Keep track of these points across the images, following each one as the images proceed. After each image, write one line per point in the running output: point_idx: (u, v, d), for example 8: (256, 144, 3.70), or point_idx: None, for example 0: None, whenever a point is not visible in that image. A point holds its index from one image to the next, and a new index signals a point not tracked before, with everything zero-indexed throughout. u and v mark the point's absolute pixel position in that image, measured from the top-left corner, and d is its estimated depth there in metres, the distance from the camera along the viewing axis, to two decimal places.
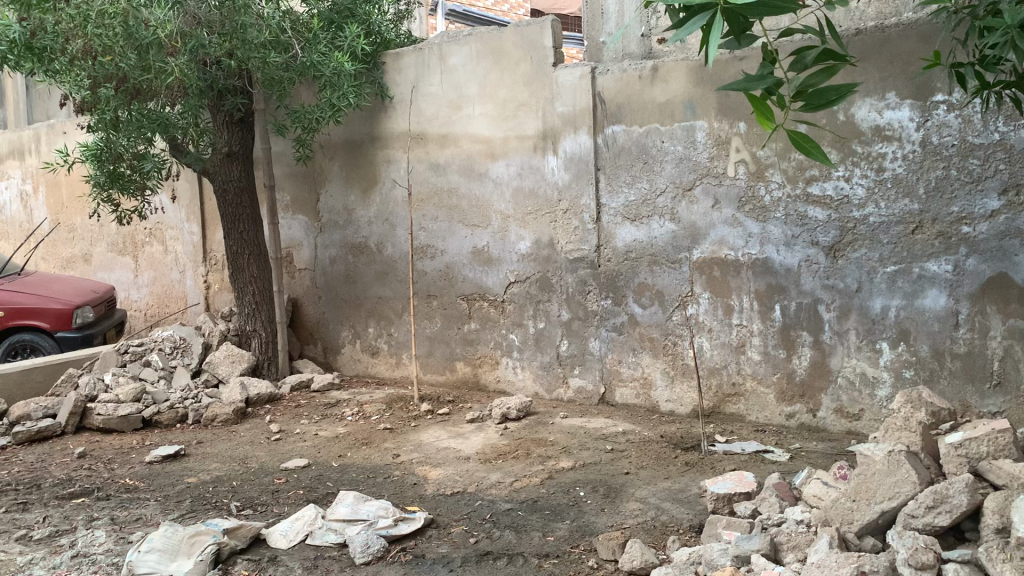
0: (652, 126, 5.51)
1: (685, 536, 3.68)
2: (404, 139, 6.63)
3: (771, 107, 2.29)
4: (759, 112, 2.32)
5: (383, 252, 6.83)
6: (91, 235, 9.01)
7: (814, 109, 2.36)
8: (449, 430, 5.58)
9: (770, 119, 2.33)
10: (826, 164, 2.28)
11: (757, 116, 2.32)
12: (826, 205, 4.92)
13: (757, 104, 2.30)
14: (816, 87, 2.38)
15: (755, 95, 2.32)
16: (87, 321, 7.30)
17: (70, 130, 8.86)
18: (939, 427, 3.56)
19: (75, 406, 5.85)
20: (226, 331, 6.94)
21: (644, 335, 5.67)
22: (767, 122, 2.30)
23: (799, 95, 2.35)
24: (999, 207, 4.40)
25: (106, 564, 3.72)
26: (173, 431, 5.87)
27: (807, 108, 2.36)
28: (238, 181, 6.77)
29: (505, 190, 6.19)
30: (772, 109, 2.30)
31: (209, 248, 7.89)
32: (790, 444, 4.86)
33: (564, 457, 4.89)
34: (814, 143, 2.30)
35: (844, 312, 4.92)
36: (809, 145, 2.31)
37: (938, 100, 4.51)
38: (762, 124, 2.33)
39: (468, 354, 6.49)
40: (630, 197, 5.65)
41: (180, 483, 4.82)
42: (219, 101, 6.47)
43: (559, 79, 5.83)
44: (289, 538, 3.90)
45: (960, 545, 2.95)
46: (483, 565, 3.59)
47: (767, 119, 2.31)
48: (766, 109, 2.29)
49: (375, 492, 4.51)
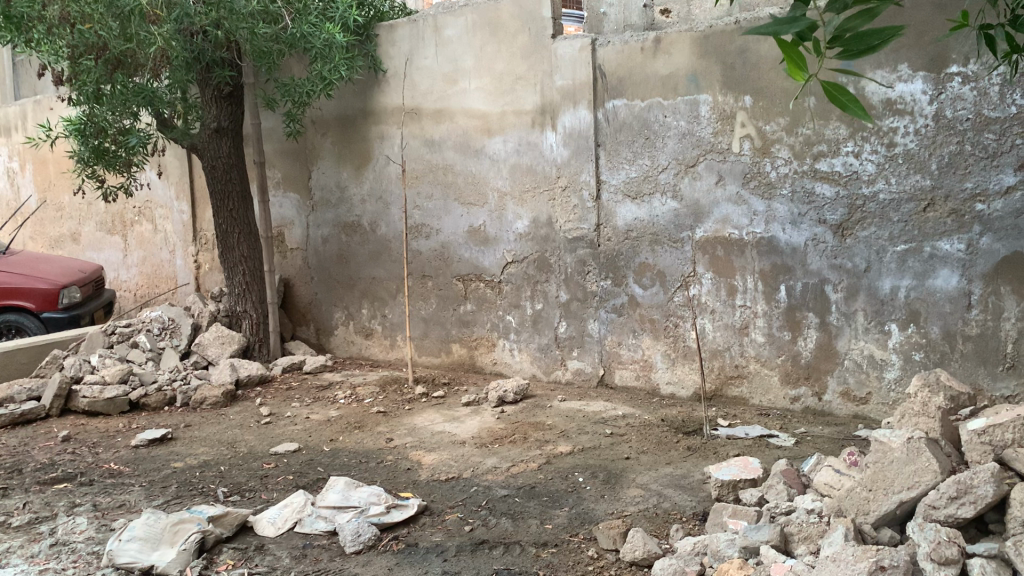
0: (654, 100, 5.32)
1: (689, 524, 3.53)
2: (397, 114, 6.43)
3: (803, 56, 2.05)
4: (790, 61, 2.08)
5: (376, 231, 6.66)
6: (79, 213, 8.80)
7: (852, 57, 2.10)
8: (444, 413, 5.43)
9: (803, 68, 2.08)
10: (865, 120, 1.99)
11: (788, 66, 2.09)
12: (835, 181, 4.75)
13: (787, 50, 2.04)
14: (856, 29, 2.11)
15: (786, 40, 2.05)
16: (73, 302, 7.12)
17: (56, 106, 8.64)
18: (959, 412, 3.38)
19: (59, 388, 5.69)
20: (216, 312, 6.77)
21: (644, 317, 5.51)
22: (799, 72, 2.07)
23: (835, 40, 2.08)
24: (1015, 183, 4.24)
25: (86, 552, 3.58)
26: (160, 414, 5.71)
27: (844, 55, 2.09)
28: (228, 157, 6.57)
29: (501, 167, 6.00)
30: (804, 56, 2.04)
31: (199, 227, 7.72)
32: (795, 429, 4.72)
33: (562, 441, 4.75)
34: (851, 93, 2.02)
35: (851, 292, 4.77)
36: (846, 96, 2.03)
37: (952, 71, 4.33)
38: (793, 75, 2.08)
39: (464, 336, 6.34)
40: (631, 174, 5.47)
41: (165, 468, 4.67)
42: (206, 74, 6.25)
43: (558, 51, 5.62)
44: (277, 525, 3.75)
45: (983, 538, 2.80)
46: (479, 554, 3.44)
47: (799, 69, 2.06)
48: (798, 55, 2.03)
49: (366, 477, 4.37)
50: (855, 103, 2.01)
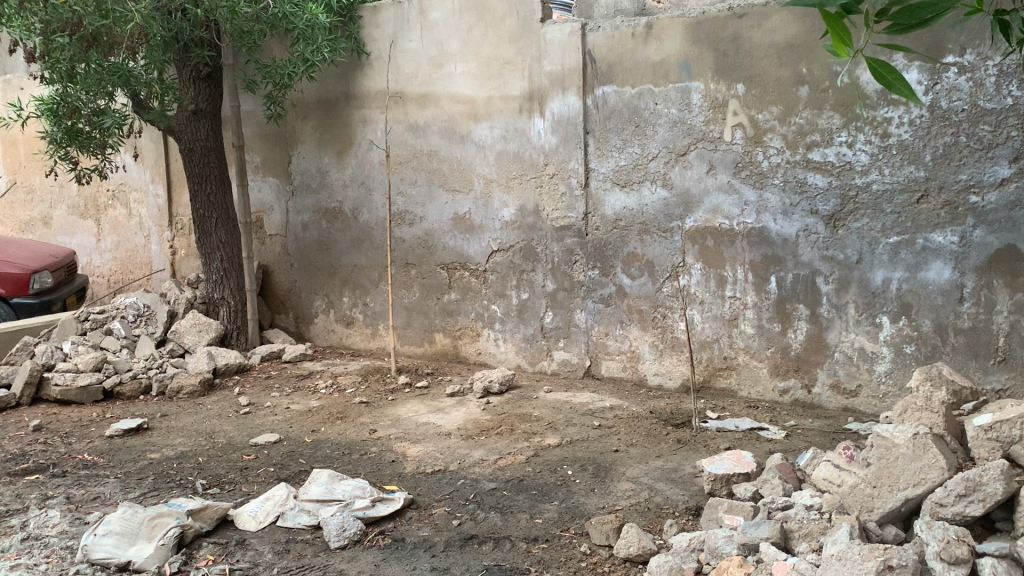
0: (645, 87, 5.23)
1: (682, 520, 3.47)
2: (381, 98, 6.29)
3: (848, 31, 2.04)
4: (836, 36, 2.07)
5: (358, 218, 6.52)
6: (50, 196, 8.53)
7: (903, 30, 2.06)
8: (428, 404, 5.33)
9: (848, 42, 2.07)
10: (911, 102, 1.98)
11: (834, 39, 2.08)
12: (827, 172, 4.69)
13: (833, 26, 2.05)
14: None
15: (832, 14, 2.04)
16: (45, 287, 6.92)
17: (27, 85, 8.39)
18: (962, 406, 3.46)
19: (30, 375, 5.52)
20: (192, 299, 6.61)
21: (632, 307, 5.44)
22: (843, 47, 2.06)
23: (886, 12, 2.04)
24: (1009, 175, 4.20)
25: (59, 547, 3.44)
26: (136, 403, 5.56)
27: (894, 29, 2.05)
28: (206, 140, 6.39)
29: (488, 154, 5.89)
30: (848, 32, 2.04)
31: (176, 212, 7.57)
32: (785, 422, 4.67)
33: (550, 433, 4.67)
34: (898, 72, 2.00)
35: (843, 284, 4.72)
36: (893, 73, 2.02)
37: (948, 62, 4.28)
38: (839, 50, 2.09)
39: (448, 325, 6.24)
40: (620, 162, 5.38)
41: (141, 459, 4.53)
42: (185, 54, 6.08)
43: (547, 36, 5.52)
44: (258, 519, 3.63)
45: (991, 536, 2.77)
46: (468, 549, 3.36)
47: (843, 44, 2.06)
48: (842, 32, 2.03)
49: (350, 470, 4.26)
50: (903, 85, 1.98)
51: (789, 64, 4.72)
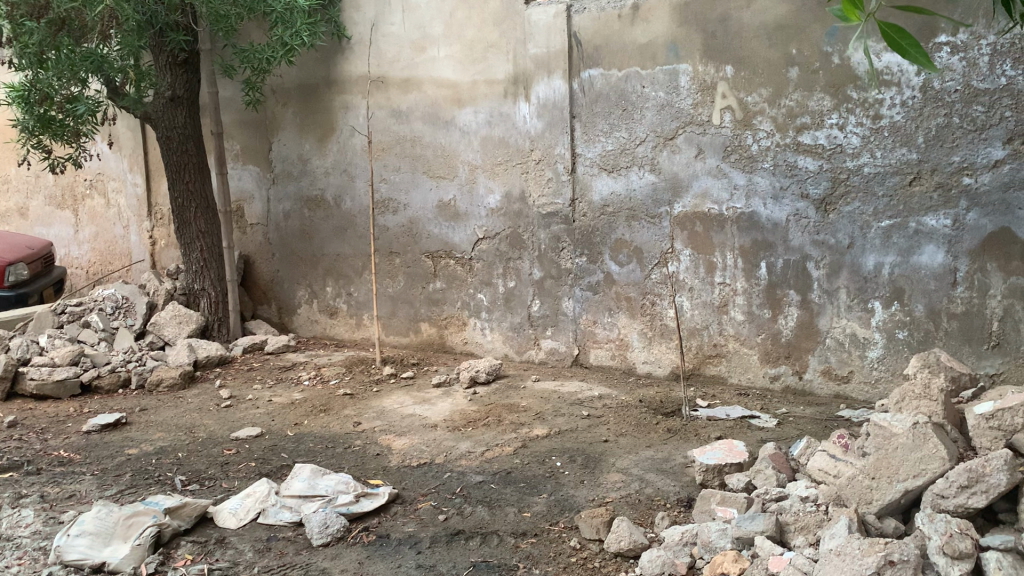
0: (632, 70, 5.12)
1: (673, 512, 3.39)
2: (362, 83, 6.15)
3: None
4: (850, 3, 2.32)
5: (341, 206, 6.40)
6: (25, 187, 8.30)
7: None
8: (413, 396, 5.23)
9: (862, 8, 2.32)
10: (924, 66, 2.26)
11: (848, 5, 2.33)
12: (818, 155, 4.60)
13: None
14: None
15: None
16: (20, 280, 6.76)
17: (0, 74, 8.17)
18: (961, 393, 3.42)
19: (4, 370, 5.37)
20: (172, 290, 6.48)
21: (620, 295, 5.35)
22: (855, 12, 2.32)
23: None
24: (1003, 156, 4.13)
25: (32, 549, 3.32)
26: (114, 398, 5.42)
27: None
28: (183, 128, 6.23)
29: (472, 140, 5.77)
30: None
31: (155, 201, 7.44)
32: (777, 409, 4.60)
33: (538, 424, 4.57)
34: (910, 36, 2.27)
35: (834, 269, 4.64)
36: (907, 41, 2.28)
37: (940, 42, 4.19)
38: (852, 16, 2.33)
39: (434, 315, 6.13)
40: (608, 146, 5.28)
41: (118, 455, 4.40)
42: (160, 39, 5.92)
43: (531, 18, 5.40)
44: (239, 516, 3.52)
45: (993, 528, 2.71)
46: (455, 546, 3.26)
47: (855, 9, 2.31)
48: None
49: (333, 464, 4.15)
50: (914, 49, 2.26)
51: (778, 45, 4.62)
